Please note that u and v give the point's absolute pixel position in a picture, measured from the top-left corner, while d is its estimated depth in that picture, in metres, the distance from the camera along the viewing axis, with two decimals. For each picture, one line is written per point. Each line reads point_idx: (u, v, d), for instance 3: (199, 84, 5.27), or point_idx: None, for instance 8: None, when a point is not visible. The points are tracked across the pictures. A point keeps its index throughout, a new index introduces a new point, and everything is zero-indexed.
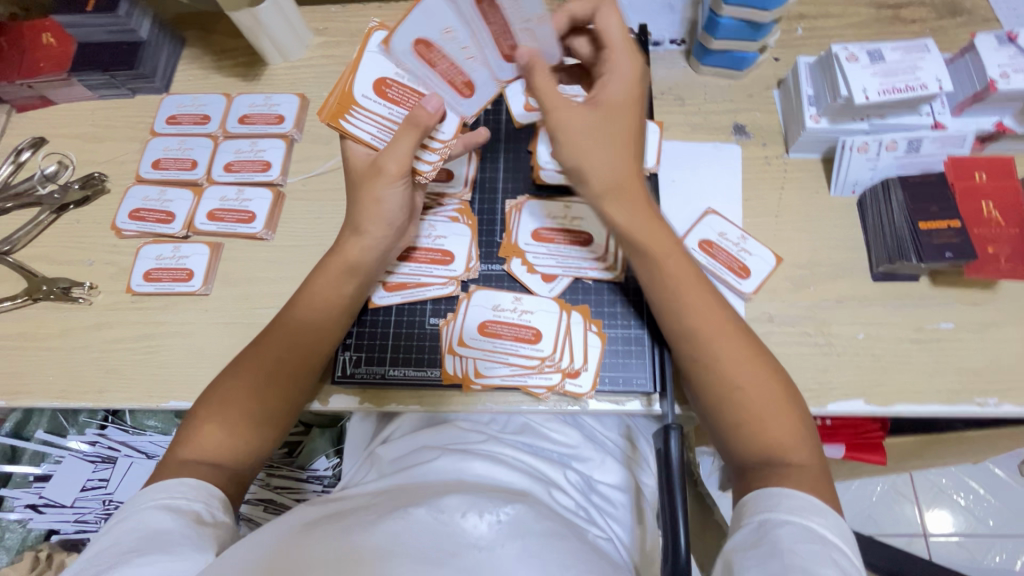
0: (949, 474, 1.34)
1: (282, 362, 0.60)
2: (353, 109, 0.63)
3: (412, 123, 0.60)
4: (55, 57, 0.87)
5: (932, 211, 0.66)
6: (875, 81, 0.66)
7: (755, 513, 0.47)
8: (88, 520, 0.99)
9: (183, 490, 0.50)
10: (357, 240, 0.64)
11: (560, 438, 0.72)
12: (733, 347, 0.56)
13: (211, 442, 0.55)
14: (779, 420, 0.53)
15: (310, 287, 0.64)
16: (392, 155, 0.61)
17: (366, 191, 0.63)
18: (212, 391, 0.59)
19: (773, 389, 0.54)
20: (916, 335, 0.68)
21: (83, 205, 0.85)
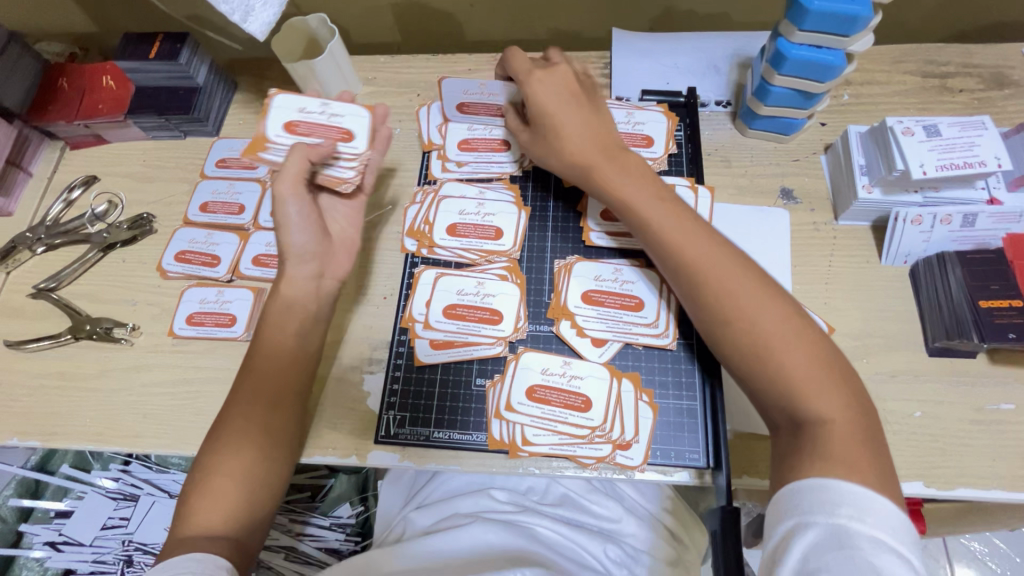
0: (984, 540, 1.29)
1: (248, 415, 0.60)
2: (263, 152, 0.66)
3: (309, 146, 0.64)
4: (114, 100, 0.89)
5: (992, 288, 0.66)
6: (932, 156, 0.66)
7: (791, 511, 0.45)
8: (106, 561, 0.95)
9: (190, 564, 0.48)
10: (286, 279, 0.65)
11: (600, 511, 0.71)
12: (730, 292, 0.55)
13: (201, 515, 0.54)
14: (820, 391, 0.50)
15: (261, 336, 0.63)
16: (283, 174, 0.63)
17: (274, 214, 0.65)
18: (197, 463, 0.58)
19: (797, 340, 0.52)
20: (975, 415, 0.66)
21: (130, 244, 0.86)
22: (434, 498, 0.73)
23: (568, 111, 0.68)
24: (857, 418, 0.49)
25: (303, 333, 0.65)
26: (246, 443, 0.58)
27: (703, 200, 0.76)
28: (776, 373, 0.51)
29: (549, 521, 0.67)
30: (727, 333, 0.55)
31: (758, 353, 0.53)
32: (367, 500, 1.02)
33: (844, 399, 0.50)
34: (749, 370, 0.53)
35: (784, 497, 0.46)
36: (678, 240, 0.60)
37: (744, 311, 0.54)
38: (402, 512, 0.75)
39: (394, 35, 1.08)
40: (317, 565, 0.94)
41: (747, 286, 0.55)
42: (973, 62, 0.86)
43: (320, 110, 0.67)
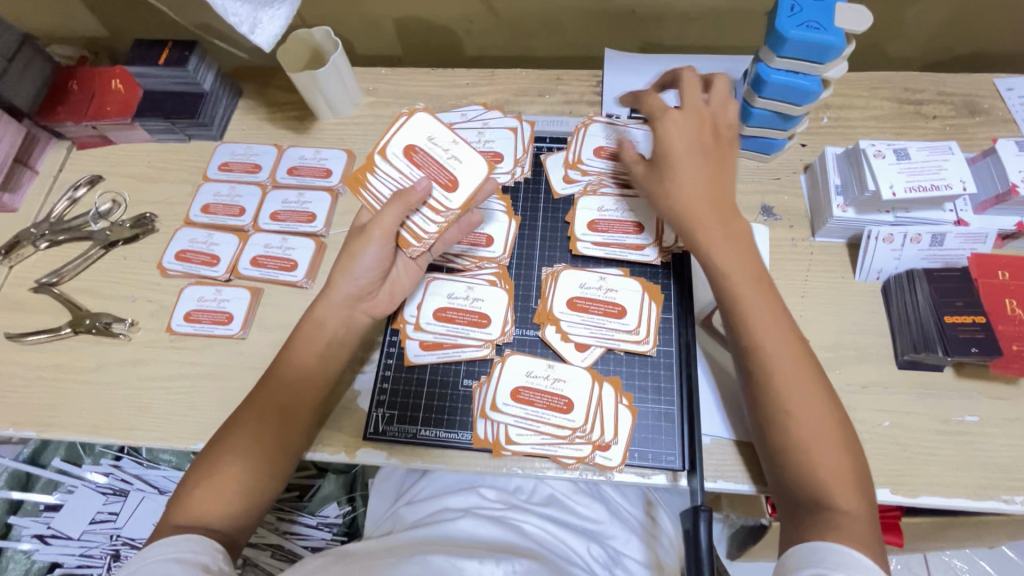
0: (965, 557, 1.30)
1: (264, 424, 0.62)
2: (365, 181, 0.68)
3: (403, 198, 0.63)
4: (122, 102, 0.92)
5: (957, 305, 0.68)
6: (902, 178, 0.70)
7: (801, 566, 0.49)
8: (94, 556, 0.97)
9: (189, 545, 0.52)
10: (326, 299, 0.67)
11: (585, 511, 0.73)
12: (799, 380, 0.57)
13: (199, 507, 0.57)
14: (831, 456, 0.55)
15: (290, 351, 0.66)
16: (380, 219, 0.64)
17: (348, 244, 0.67)
18: (205, 457, 0.60)
19: (836, 443, 0.55)
20: (941, 426, 0.69)
21: (131, 242, 0.88)
22: (423, 495, 0.75)
23: (687, 161, 0.67)
24: (860, 483, 0.54)
25: (326, 354, 0.67)
26: (256, 450, 0.60)
27: None
28: (792, 433, 0.56)
29: (536, 519, 0.69)
30: (760, 385, 0.59)
31: (789, 413, 0.57)
32: (354, 500, 1.03)
33: (854, 465, 0.55)
34: (788, 452, 0.56)
35: (791, 555, 0.51)
36: (741, 296, 0.62)
37: (801, 402, 0.57)
38: (393, 507, 0.77)
39: (395, 48, 1.12)
40: None
41: (809, 386, 0.57)
42: (946, 90, 0.90)
43: (444, 153, 0.65)
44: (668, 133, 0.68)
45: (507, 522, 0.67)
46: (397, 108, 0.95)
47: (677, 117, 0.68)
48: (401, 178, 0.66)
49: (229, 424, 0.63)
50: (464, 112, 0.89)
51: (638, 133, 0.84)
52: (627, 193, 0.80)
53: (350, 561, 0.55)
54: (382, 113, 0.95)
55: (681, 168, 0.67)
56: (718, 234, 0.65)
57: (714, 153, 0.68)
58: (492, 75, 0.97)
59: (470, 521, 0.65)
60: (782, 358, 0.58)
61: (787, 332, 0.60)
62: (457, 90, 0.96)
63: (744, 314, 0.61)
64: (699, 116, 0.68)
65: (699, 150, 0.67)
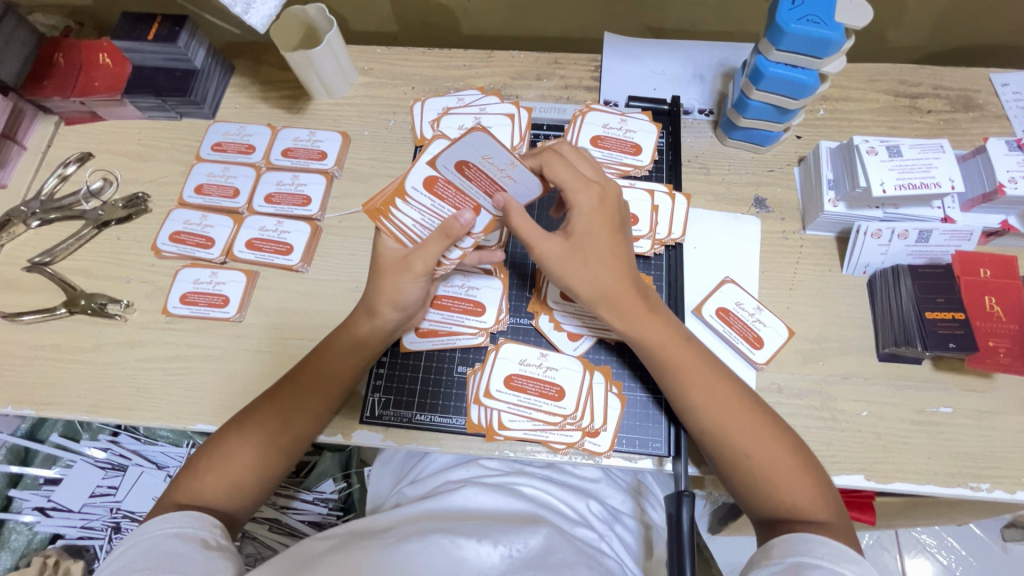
0: (935, 534, 1.37)
1: (290, 422, 0.64)
2: (390, 210, 0.63)
3: (444, 232, 0.60)
4: (111, 78, 0.90)
5: (938, 301, 0.71)
6: (893, 176, 0.71)
7: (787, 553, 0.51)
8: (95, 527, 1.01)
9: (187, 520, 0.54)
10: (371, 324, 0.66)
11: (582, 475, 0.77)
12: (742, 424, 0.60)
13: (207, 490, 0.59)
14: (794, 482, 0.57)
15: (322, 353, 0.67)
16: (421, 254, 0.62)
17: (387, 281, 0.64)
18: (219, 440, 0.62)
19: (793, 470, 0.57)
20: (916, 416, 0.71)
21: (125, 222, 0.87)
22: (425, 473, 0.77)
23: (602, 246, 0.62)
24: (827, 495, 0.57)
25: (358, 368, 0.68)
26: (276, 450, 0.62)
27: (680, 206, 0.81)
28: (754, 470, 0.58)
29: (537, 483, 0.71)
30: (713, 437, 0.60)
31: (742, 452, 0.59)
32: (349, 477, 1.05)
33: (815, 481, 0.57)
34: (746, 482, 0.59)
35: (773, 545, 0.53)
36: (671, 361, 0.63)
37: (751, 438, 0.59)
38: (396, 487, 0.79)
39: (392, 25, 1.10)
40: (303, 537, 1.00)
41: (749, 421, 0.60)
42: (942, 84, 0.91)
43: (494, 174, 0.59)
44: (581, 216, 0.61)
45: (511, 486, 0.69)
46: (393, 89, 0.94)
47: (584, 195, 0.61)
48: (438, 205, 0.62)
49: (248, 417, 0.63)
50: (461, 97, 0.88)
51: (636, 123, 0.85)
52: (620, 184, 0.81)
53: (351, 533, 0.58)
54: (377, 94, 0.94)
55: (598, 252, 0.62)
56: (636, 308, 0.63)
57: (616, 223, 0.62)
58: (490, 56, 0.95)
59: (473, 489, 0.66)
60: (724, 404, 0.61)
61: (712, 378, 0.62)
62: (454, 72, 0.94)
63: (677, 374, 0.62)
64: (577, 183, 0.61)
65: (602, 233, 0.62)
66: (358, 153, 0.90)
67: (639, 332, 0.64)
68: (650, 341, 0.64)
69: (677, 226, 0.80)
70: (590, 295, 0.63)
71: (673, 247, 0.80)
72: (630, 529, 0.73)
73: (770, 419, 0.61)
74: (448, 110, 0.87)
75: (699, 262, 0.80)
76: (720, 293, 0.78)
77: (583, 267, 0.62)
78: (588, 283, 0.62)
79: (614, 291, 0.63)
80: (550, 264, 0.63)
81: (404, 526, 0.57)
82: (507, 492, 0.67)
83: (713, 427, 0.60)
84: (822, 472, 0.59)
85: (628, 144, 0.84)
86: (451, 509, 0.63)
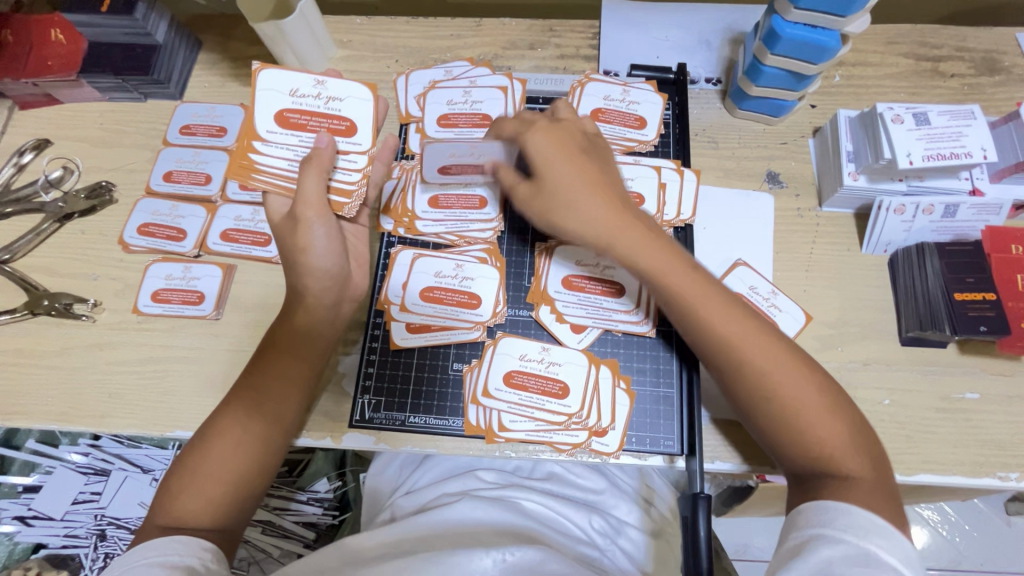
0: (937, 508, 1.31)
1: (251, 428, 0.58)
2: (255, 167, 0.60)
3: (315, 161, 0.58)
4: (64, 56, 0.82)
5: (967, 281, 0.66)
6: (920, 145, 0.65)
7: (808, 525, 0.46)
8: (80, 535, 0.96)
9: (174, 546, 0.49)
10: (304, 305, 0.61)
11: (584, 485, 0.73)
12: (771, 360, 0.54)
13: (189, 511, 0.54)
14: (828, 429, 0.51)
15: (275, 350, 0.61)
16: (303, 198, 0.57)
17: (291, 240, 0.59)
18: (187, 461, 0.57)
19: (828, 414, 0.52)
20: (941, 404, 0.67)
21: (89, 214, 0.81)
22: (420, 484, 0.73)
23: (572, 171, 0.58)
24: (864, 443, 0.51)
25: (313, 360, 0.62)
26: (246, 456, 0.57)
27: (688, 184, 0.75)
28: (791, 418, 0.52)
29: (537, 495, 0.67)
30: (749, 386, 0.54)
31: (778, 399, 0.53)
32: (344, 475, 1.01)
33: (851, 427, 0.52)
34: (782, 435, 0.53)
35: (796, 515, 0.48)
36: (685, 304, 0.57)
37: (782, 376, 0.53)
38: (390, 498, 0.75)
39: None
40: (296, 538, 0.96)
41: (777, 358, 0.54)
42: (965, 45, 0.84)
43: (317, 102, 0.60)
44: (539, 141, 0.60)
45: (510, 501, 0.65)
46: (375, 63, 0.86)
47: (533, 132, 0.60)
48: (305, 134, 0.60)
49: (210, 429, 0.58)
50: (449, 69, 0.82)
51: (639, 94, 0.79)
52: (624, 161, 0.75)
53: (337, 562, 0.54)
54: (358, 68, 0.86)
55: (573, 180, 0.58)
56: (663, 247, 0.58)
57: (588, 157, 0.60)
58: (479, 25, 0.88)
59: (469, 502, 0.62)
60: (749, 343, 0.54)
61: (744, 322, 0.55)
62: (440, 42, 0.87)
63: (696, 317, 0.56)
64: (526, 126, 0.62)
65: (568, 167, 0.59)
66: None
67: (647, 262, 0.57)
68: (661, 274, 0.57)
69: (686, 207, 0.74)
70: (582, 232, 0.58)
71: (682, 228, 0.74)
72: (634, 542, 0.69)
73: (797, 354, 0.55)
74: (435, 83, 0.80)
75: (709, 244, 0.75)
76: (733, 277, 0.73)
77: (573, 206, 0.58)
78: (591, 220, 0.57)
79: (607, 224, 0.58)
80: (537, 210, 0.60)
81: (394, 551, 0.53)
82: (503, 506, 0.63)
83: (744, 370, 0.54)
84: (858, 415, 0.54)
85: (631, 117, 0.78)
86: (446, 530, 0.59)
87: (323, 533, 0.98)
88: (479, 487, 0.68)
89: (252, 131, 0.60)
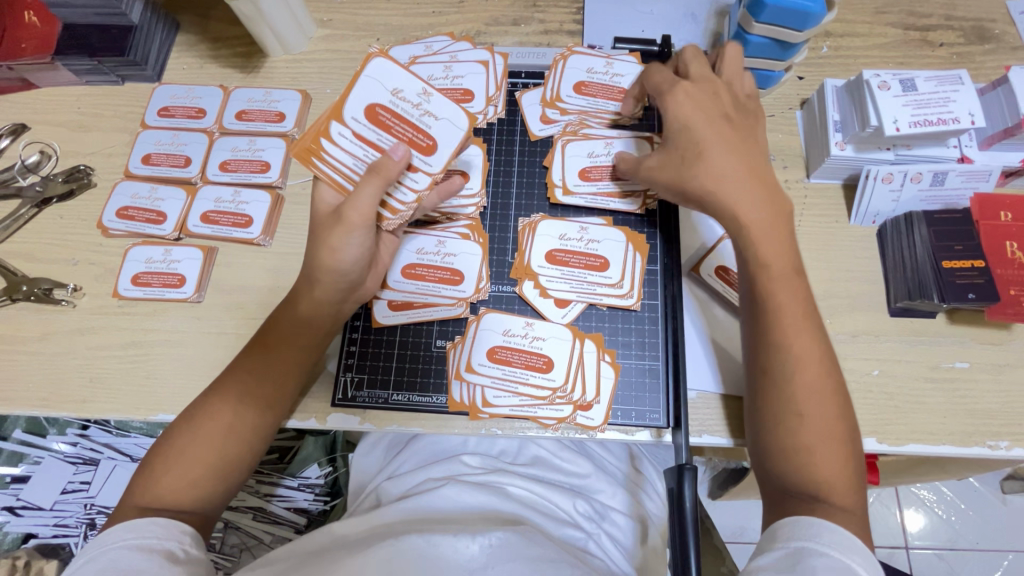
0: (933, 488, 1.31)
1: (240, 413, 0.57)
2: (322, 150, 0.57)
3: (377, 170, 0.54)
4: (38, 38, 0.80)
5: (955, 249, 0.66)
6: (907, 112, 0.64)
7: (791, 537, 0.47)
8: (70, 524, 0.97)
9: (154, 529, 0.49)
10: (311, 296, 0.60)
11: (571, 468, 0.72)
12: (811, 375, 0.53)
13: (172, 491, 0.53)
14: (831, 457, 0.51)
15: (272, 335, 0.60)
16: (354, 202, 0.55)
17: (324, 238, 0.57)
18: (170, 439, 0.56)
19: (835, 444, 0.52)
20: (930, 373, 0.67)
21: (67, 199, 0.80)
22: (406, 468, 0.72)
23: (709, 134, 0.61)
24: (857, 482, 0.51)
25: (311, 348, 0.61)
26: (234, 440, 0.56)
27: None
28: (787, 395, 0.53)
29: (522, 480, 0.67)
30: (773, 347, 0.55)
31: (799, 409, 0.53)
32: (335, 460, 1.00)
33: (851, 464, 0.52)
34: (784, 444, 0.52)
35: (780, 526, 0.49)
36: (765, 290, 0.57)
37: (811, 388, 0.53)
38: (374, 482, 0.74)
39: None
40: (287, 524, 0.97)
41: (819, 375, 0.54)
42: (955, 14, 0.83)
43: (411, 112, 0.57)
44: (681, 108, 0.63)
45: (496, 485, 0.65)
46: (355, 42, 0.85)
47: (690, 89, 0.64)
48: (388, 134, 0.57)
49: (198, 409, 0.57)
50: (429, 44, 0.81)
51: (624, 66, 0.78)
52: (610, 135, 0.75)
53: (315, 548, 0.53)
54: (339, 48, 0.85)
55: (700, 146, 0.61)
56: (763, 212, 0.59)
57: (728, 121, 0.61)
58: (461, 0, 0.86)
59: (456, 488, 0.62)
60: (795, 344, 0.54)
61: (797, 287, 0.57)
62: (422, 19, 0.85)
63: (770, 310, 0.56)
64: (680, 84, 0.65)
65: (717, 124, 0.61)
66: (320, 114, 0.82)
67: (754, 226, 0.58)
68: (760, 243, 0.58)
69: None
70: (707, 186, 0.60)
71: None
72: (620, 527, 0.69)
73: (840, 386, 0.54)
74: (416, 59, 0.80)
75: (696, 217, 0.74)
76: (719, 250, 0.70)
77: (704, 161, 0.60)
78: (714, 178, 0.59)
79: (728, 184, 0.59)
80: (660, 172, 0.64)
81: (378, 534, 0.53)
82: (488, 491, 0.63)
83: (779, 370, 0.54)
84: (862, 455, 0.54)
85: (614, 90, 0.77)
86: (431, 515, 0.58)
87: (314, 518, 0.98)
88: (465, 471, 0.68)
89: (338, 114, 0.57)
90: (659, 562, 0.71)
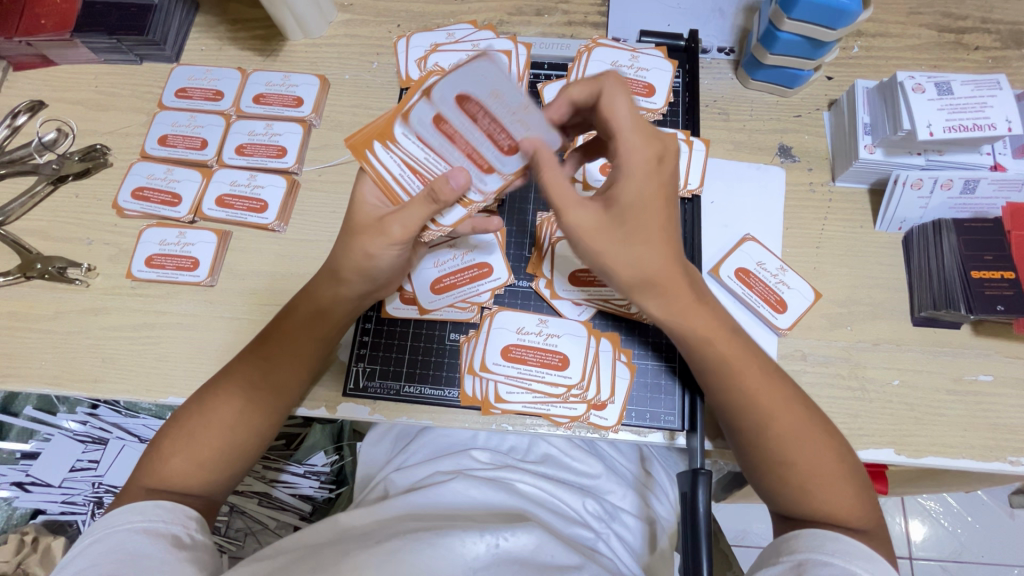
0: (940, 499, 1.29)
1: (253, 403, 0.56)
2: (388, 141, 0.55)
3: (430, 196, 0.51)
4: (58, 15, 0.80)
5: (986, 259, 0.64)
6: (941, 116, 0.62)
7: (796, 549, 0.46)
8: (77, 502, 0.99)
9: (160, 513, 0.48)
10: (336, 291, 0.59)
11: (581, 467, 0.72)
12: (790, 424, 0.52)
13: (181, 473, 0.53)
14: (834, 490, 0.50)
15: (291, 332, 0.59)
16: (402, 218, 0.53)
17: (358, 243, 0.56)
18: (181, 419, 0.56)
19: (837, 481, 0.50)
20: (952, 385, 0.65)
21: (83, 177, 0.79)
22: (414, 460, 0.72)
23: (646, 204, 0.51)
24: (866, 502, 0.50)
25: (326, 340, 0.61)
26: (243, 427, 0.55)
27: (697, 153, 0.73)
28: (769, 446, 0.52)
29: (531, 477, 0.66)
30: (736, 409, 0.54)
31: (783, 458, 0.51)
32: (341, 449, 1.00)
33: (855, 490, 0.50)
34: (774, 483, 0.52)
35: (789, 538, 0.48)
36: (726, 360, 0.54)
37: (791, 434, 0.52)
38: (381, 472, 0.74)
39: None
40: (292, 510, 0.98)
41: (799, 434, 0.52)
42: (992, 17, 0.80)
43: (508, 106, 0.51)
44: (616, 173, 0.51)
45: (504, 481, 0.65)
46: (377, 28, 0.83)
47: (641, 153, 0.50)
48: (467, 133, 0.52)
49: (209, 391, 0.57)
50: (451, 32, 0.80)
51: (649, 60, 0.77)
52: None
53: (324, 540, 0.53)
54: (359, 33, 0.84)
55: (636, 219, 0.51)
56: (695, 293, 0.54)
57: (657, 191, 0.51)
58: None
59: (463, 482, 0.62)
60: (762, 401, 0.53)
61: (740, 349, 0.54)
62: (444, 6, 0.83)
63: (730, 374, 0.54)
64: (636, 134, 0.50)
65: (658, 209, 0.51)
66: (339, 100, 0.81)
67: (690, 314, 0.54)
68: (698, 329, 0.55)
69: (695, 175, 0.72)
70: (636, 276, 0.53)
71: (690, 198, 0.72)
72: (629, 529, 0.69)
73: (824, 426, 0.53)
74: (436, 47, 0.78)
75: (717, 218, 0.73)
76: (740, 252, 0.71)
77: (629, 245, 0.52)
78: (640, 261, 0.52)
79: (663, 273, 0.53)
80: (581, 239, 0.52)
81: (384, 529, 0.52)
82: (497, 486, 0.62)
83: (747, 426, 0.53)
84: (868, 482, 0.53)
85: (639, 84, 0.76)
86: (438, 510, 0.58)
87: (319, 505, 1.00)
88: (474, 466, 0.67)
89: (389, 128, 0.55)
90: (666, 567, 0.70)
